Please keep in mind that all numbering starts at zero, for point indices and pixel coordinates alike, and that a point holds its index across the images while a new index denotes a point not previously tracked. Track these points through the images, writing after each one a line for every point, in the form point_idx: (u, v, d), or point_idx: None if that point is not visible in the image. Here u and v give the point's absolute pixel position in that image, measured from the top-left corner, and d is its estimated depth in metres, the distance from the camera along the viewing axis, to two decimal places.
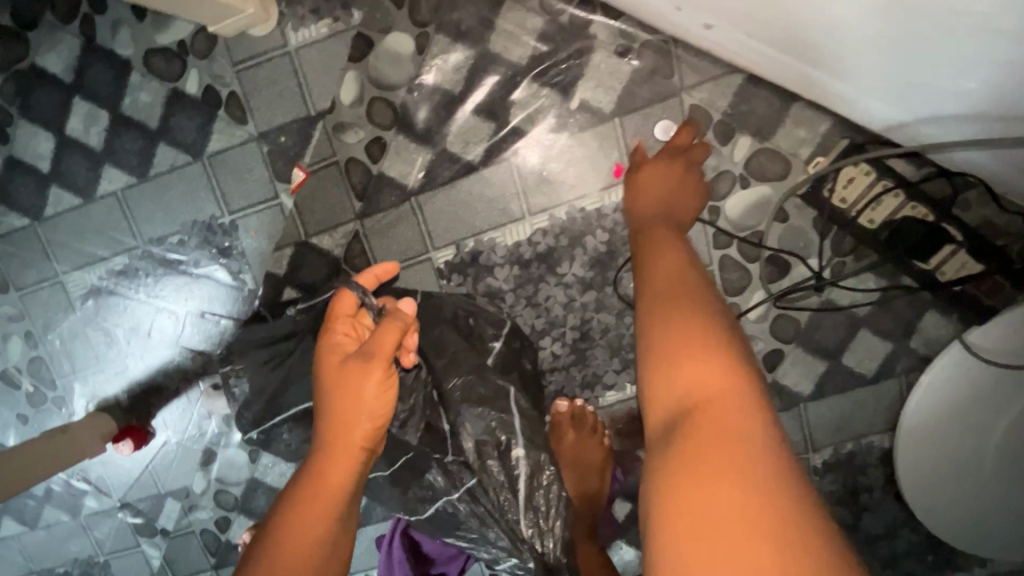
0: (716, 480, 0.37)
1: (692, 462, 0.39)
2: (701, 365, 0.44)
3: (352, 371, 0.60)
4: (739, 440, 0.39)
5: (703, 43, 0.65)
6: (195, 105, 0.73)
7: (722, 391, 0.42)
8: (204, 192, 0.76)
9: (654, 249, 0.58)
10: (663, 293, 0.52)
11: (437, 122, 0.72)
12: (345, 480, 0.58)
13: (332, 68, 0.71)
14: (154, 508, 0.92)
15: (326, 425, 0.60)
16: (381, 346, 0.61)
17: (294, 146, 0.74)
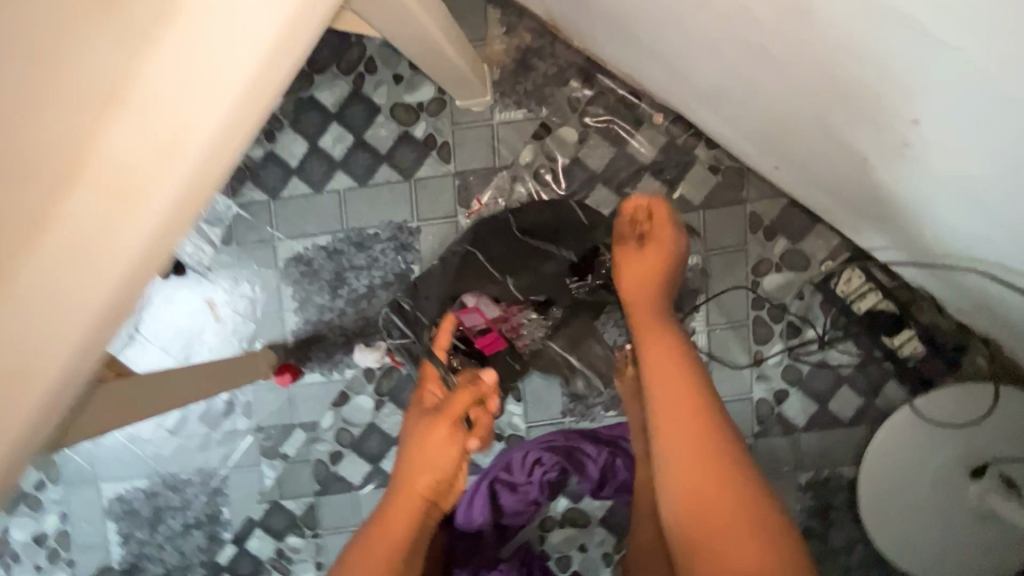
0: (725, 521, 0.60)
1: (701, 505, 0.62)
2: (694, 407, 0.67)
3: (427, 427, 0.80)
4: (727, 483, 0.62)
5: (768, 176, 1.00)
6: (418, 145, 1.05)
7: (723, 450, 0.65)
8: (403, 203, 1.07)
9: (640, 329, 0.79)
10: (655, 356, 0.73)
11: (580, 189, 1.05)
12: (410, 523, 0.75)
13: (519, 139, 1.04)
14: (283, 435, 1.15)
15: (408, 468, 0.79)
16: (457, 405, 0.82)
17: (478, 185, 1.06)
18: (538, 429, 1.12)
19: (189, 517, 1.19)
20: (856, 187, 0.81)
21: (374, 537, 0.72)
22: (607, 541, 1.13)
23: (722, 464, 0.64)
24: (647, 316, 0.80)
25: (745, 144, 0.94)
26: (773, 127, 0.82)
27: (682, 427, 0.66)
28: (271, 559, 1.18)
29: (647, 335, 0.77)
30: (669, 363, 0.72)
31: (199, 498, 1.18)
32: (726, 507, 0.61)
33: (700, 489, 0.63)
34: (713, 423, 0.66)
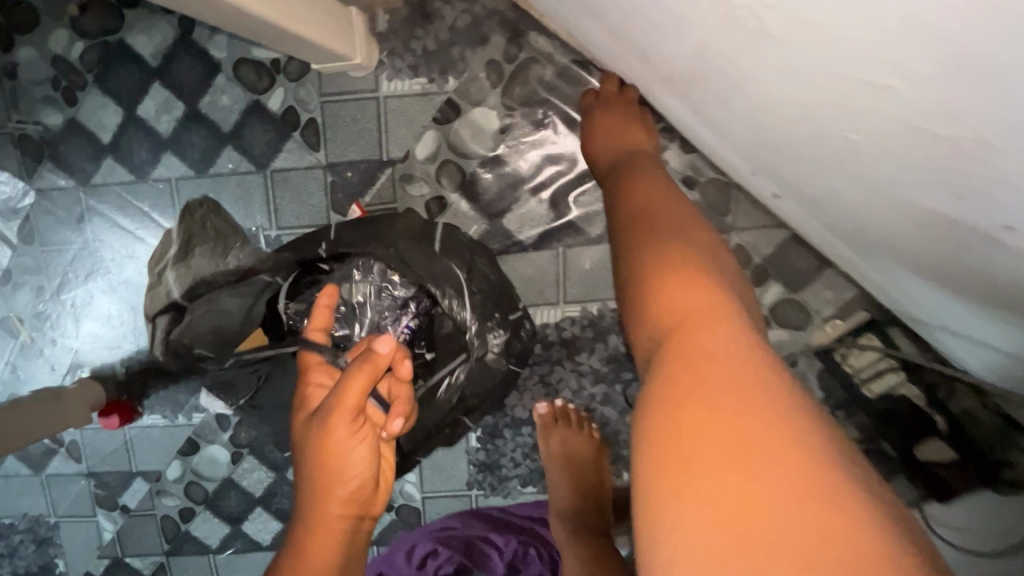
0: (716, 359, 0.32)
1: (679, 413, 0.31)
2: (679, 277, 0.39)
3: (316, 433, 0.53)
4: (743, 386, 0.31)
5: (765, 201, 0.70)
6: (274, 122, 0.74)
7: (708, 313, 0.36)
8: (256, 202, 0.77)
9: (625, 181, 0.54)
10: (679, 287, 0.38)
11: (500, 198, 0.75)
12: (331, 554, 0.54)
13: (416, 122, 0.73)
14: (121, 484, 0.92)
15: (308, 487, 0.55)
16: (345, 401, 0.53)
17: (358, 184, 0.76)
18: (436, 501, 0.88)
19: (16, 567, 0.98)
20: (890, 247, 0.52)
21: None
22: None
23: (785, 424, 0.29)
24: (680, 223, 0.45)
25: (732, 156, 0.63)
26: (771, 145, 0.51)
27: (723, 386, 0.31)
28: None
29: (672, 245, 0.43)
30: (706, 297, 0.37)
31: (26, 548, 0.97)
32: (778, 437, 0.28)
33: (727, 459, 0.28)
34: (708, 284, 0.38)
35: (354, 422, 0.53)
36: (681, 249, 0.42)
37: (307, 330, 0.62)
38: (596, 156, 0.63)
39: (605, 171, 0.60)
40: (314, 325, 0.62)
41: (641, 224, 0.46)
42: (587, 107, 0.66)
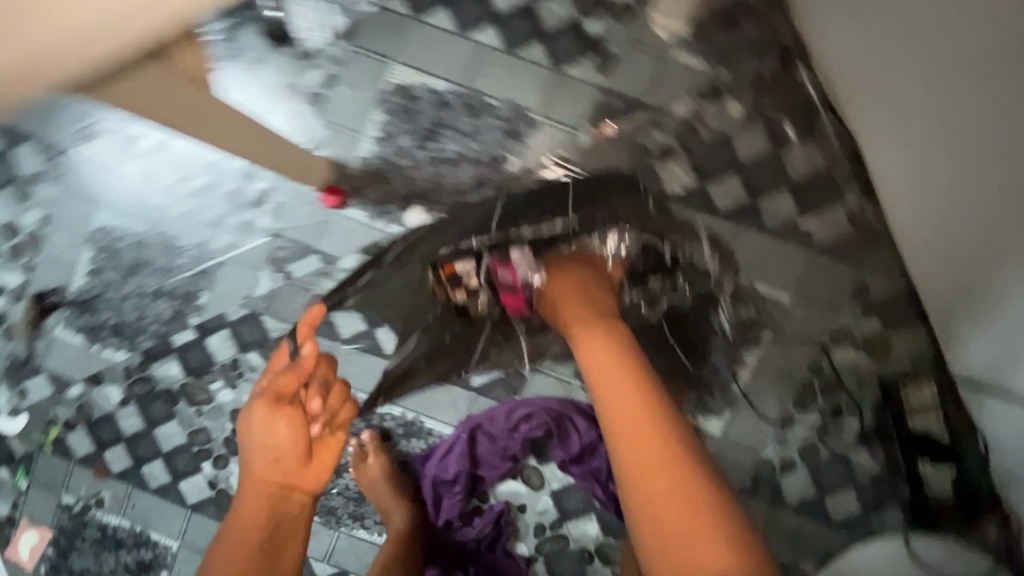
0: (663, 476, 0.62)
1: (655, 508, 0.61)
2: (640, 431, 0.66)
3: (250, 433, 0.81)
4: (678, 487, 0.61)
5: (903, 243, 0.91)
6: (583, 39, 0.96)
7: (655, 458, 0.63)
8: (537, 90, 0.98)
9: (589, 349, 0.75)
10: (609, 381, 0.71)
11: (714, 169, 0.97)
12: (259, 518, 0.78)
13: (683, 88, 0.96)
14: (298, 253, 1.08)
15: (234, 517, 0.80)
16: (284, 410, 0.81)
17: (619, 111, 0.97)
18: (542, 375, 1.05)
19: (168, 283, 1.12)
20: (983, 277, 0.76)
21: (231, 536, 0.78)
22: (548, 512, 1.08)
23: (685, 481, 0.61)
24: (618, 384, 0.70)
25: (895, 201, 0.89)
26: (943, 182, 0.77)
27: (650, 458, 0.63)
28: (224, 364, 1.12)
29: (615, 368, 0.72)
30: (636, 415, 0.67)
31: (186, 271, 1.11)
32: (683, 491, 0.61)
33: (661, 502, 0.61)
34: (653, 422, 0.66)
35: (285, 410, 0.81)
36: (633, 394, 0.69)
37: (296, 327, 0.90)
38: (556, 289, 0.82)
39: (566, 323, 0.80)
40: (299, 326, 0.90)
41: (624, 384, 0.70)
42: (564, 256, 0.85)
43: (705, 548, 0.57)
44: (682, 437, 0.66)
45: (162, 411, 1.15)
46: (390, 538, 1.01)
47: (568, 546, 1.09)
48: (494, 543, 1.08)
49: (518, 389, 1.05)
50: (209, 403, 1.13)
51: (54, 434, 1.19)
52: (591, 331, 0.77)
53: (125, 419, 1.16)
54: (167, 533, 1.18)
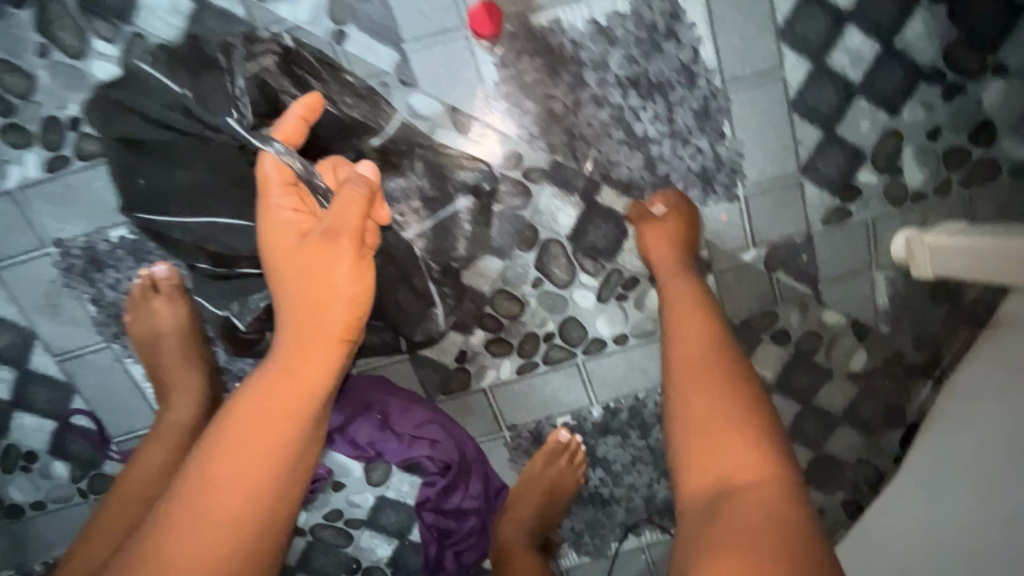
0: (735, 435, 0.53)
1: (715, 519, 0.47)
2: (706, 400, 0.56)
3: (319, 249, 0.59)
4: (762, 493, 0.48)
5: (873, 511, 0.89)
6: (846, 178, 0.77)
7: (756, 470, 0.50)
8: (767, 171, 0.76)
9: (672, 303, 0.66)
10: (686, 324, 0.63)
11: (789, 384, 0.87)
12: (327, 372, 0.58)
13: (851, 304, 0.83)
14: (376, 28, 0.68)
15: (264, 376, 0.57)
16: (345, 226, 0.60)
17: (793, 267, 0.81)
18: (481, 400, 0.84)
19: None
20: None
21: (236, 417, 0.54)
22: (356, 509, 0.88)
23: (755, 449, 0.51)
24: (698, 328, 0.63)
25: (909, 471, 0.83)
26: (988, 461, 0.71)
27: (711, 420, 0.55)
28: (141, 38, 0.67)
29: (690, 316, 0.64)
30: (698, 346, 0.61)
31: None
32: (758, 470, 0.50)
33: (721, 453, 0.52)
34: (723, 363, 0.59)
35: (319, 239, 0.59)
36: (706, 342, 0.61)
37: (271, 131, 0.63)
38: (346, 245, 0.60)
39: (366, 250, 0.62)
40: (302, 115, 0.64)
41: (688, 358, 0.60)
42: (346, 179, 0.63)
43: (754, 489, 0.48)
44: (760, 389, 0.57)
45: None
46: (145, 466, 0.72)
47: (344, 546, 0.91)
48: None
49: (449, 391, 0.84)
50: (68, 57, 0.67)
51: None
52: (677, 283, 0.68)
53: None
54: None
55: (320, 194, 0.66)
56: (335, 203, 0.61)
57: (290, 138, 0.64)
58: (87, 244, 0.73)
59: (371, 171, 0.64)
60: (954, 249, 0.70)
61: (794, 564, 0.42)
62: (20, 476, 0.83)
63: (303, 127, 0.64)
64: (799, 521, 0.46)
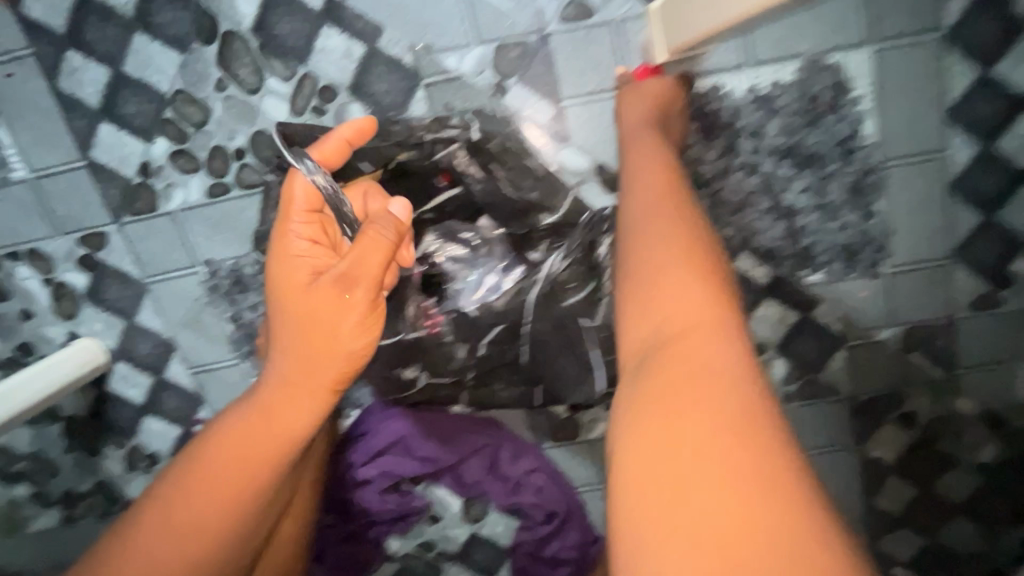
0: (696, 324, 0.35)
1: (660, 404, 0.32)
2: (669, 243, 0.40)
3: (324, 292, 0.55)
4: (719, 379, 0.32)
5: None
6: (1001, 265, 0.73)
7: (718, 331, 0.34)
8: (916, 251, 0.73)
9: (633, 163, 0.53)
10: (642, 188, 0.48)
11: (908, 468, 0.83)
12: (305, 418, 0.56)
13: (987, 395, 0.79)
14: (537, 84, 0.69)
15: (246, 408, 0.57)
16: (360, 274, 0.55)
17: (930, 350, 0.77)
18: (588, 450, 0.84)
19: None
20: None
21: (212, 445, 0.55)
22: (449, 542, 0.89)
23: (737, 344, 0.34)
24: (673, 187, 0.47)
25: None
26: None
27: (673, 260, 0.39)
28: (313, 79, 0.70)
29: (647, 186, 0.48)
30: (658, 199, 0.45)
31: None
32: (716, 354, 0.33)
33: (659, 307, 0.37)
34: (690, 226, 0.42)
35: (327, 284, 0.55)
36: (676, 208, 0.44)
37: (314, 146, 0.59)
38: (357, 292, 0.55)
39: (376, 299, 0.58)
40: (347, 138, 0.61)
41: (661, 203, 0.45)
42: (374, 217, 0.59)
43: (681, 362, 0.33)
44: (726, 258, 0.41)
45: (172, 26, 0.69)
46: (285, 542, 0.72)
47: None
48: (376, 524, 0.84)
49: (558, 438, 0.84)
50: (244, 92, 0.70)
51: None
52: (645, 153, 0.55)
53: None
54: (23, 153, 0.73)
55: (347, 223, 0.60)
56: (356, 246, 0.56)
57: (328, 156, 0.60)
58: (235, 267, 0.76)
59: (401, 212, 0.59)
60: None
61: (772, 460, 0.29)
62: (140, 475, 0.87)
63: (345, 151, 0.61)
64: (746, 394, 0.31)
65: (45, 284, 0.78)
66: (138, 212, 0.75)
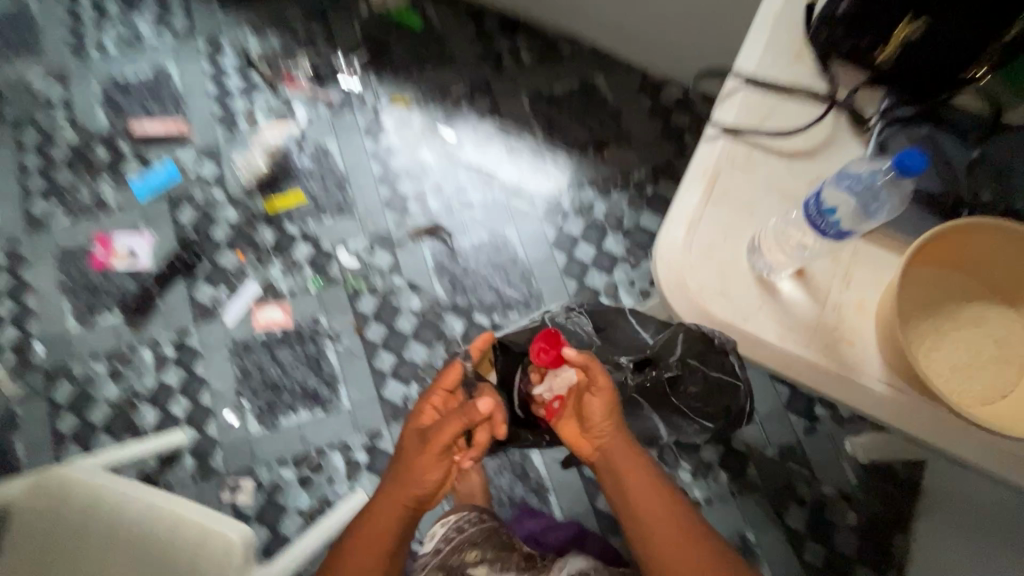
0: (639, 482, 0.88)
1: (647, 528, 0.86)
2: (628, 463, 0.89)
3: (415, 446, 0.88)
4: (663, 509, 0.86)
5: None
6: (812, 410, 1.54)
7: (654, 495, 0.87)
8: (769, 406, 1.55)
9: (594, 390, 0.89)
10: (598, 406, 0.89)
11: (815, 534, 1.46)
12: (390, 525, 0.86)
13: (838, 482, 1.50)
14: None
15: (357, 522, 0.88)
16: (441, 438, 0.85)
17: (798, 458, 1.51)
18: None
19: (505, 290, 1.67)
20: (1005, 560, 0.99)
21: (353, 534, 0.87)
22: None
23: (659, 487, 0.88)
24: (606, 409, 0.89)
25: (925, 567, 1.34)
26: (995, 516, 1.18)
27: (626, 464, 0.89)
28: None
29: (599, 406, 0.89)
30: (599, 410, 0.89)
31: (520, 294, 1.67)
32: (662, 501, 0.86)
33: (636, 512, 0.87)
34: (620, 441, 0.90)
35: (413, 441, 0.88)
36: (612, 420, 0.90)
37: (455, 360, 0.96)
38: (439, 441, 0.85)
39: (444, 447, 0.86)
40: (477, 347, 0.98)
41: (606, 423, 0.90)
42: (468, 411, 0.87)
43: (644, 508, 0.86)
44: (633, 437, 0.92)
45: (425, 337, 1.63)
46: None
47: None
48: None
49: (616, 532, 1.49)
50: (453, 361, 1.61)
51: (357, 285, 1.68)
52: (579, 376, 0.92)
53: (403, 320, 1.65)
54: (350, 395, 1.59)
55: (469, 392, 0.96)
56: (447, 419, 0.87)
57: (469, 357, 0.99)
58: None
59: (483, 408, 0.86)
60: (868, 440, 1.45)
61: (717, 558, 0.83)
62: None
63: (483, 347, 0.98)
64: (670, 506, 0.87)
65: (345, 462, 1.54)
66: (398, 419, 1.57)
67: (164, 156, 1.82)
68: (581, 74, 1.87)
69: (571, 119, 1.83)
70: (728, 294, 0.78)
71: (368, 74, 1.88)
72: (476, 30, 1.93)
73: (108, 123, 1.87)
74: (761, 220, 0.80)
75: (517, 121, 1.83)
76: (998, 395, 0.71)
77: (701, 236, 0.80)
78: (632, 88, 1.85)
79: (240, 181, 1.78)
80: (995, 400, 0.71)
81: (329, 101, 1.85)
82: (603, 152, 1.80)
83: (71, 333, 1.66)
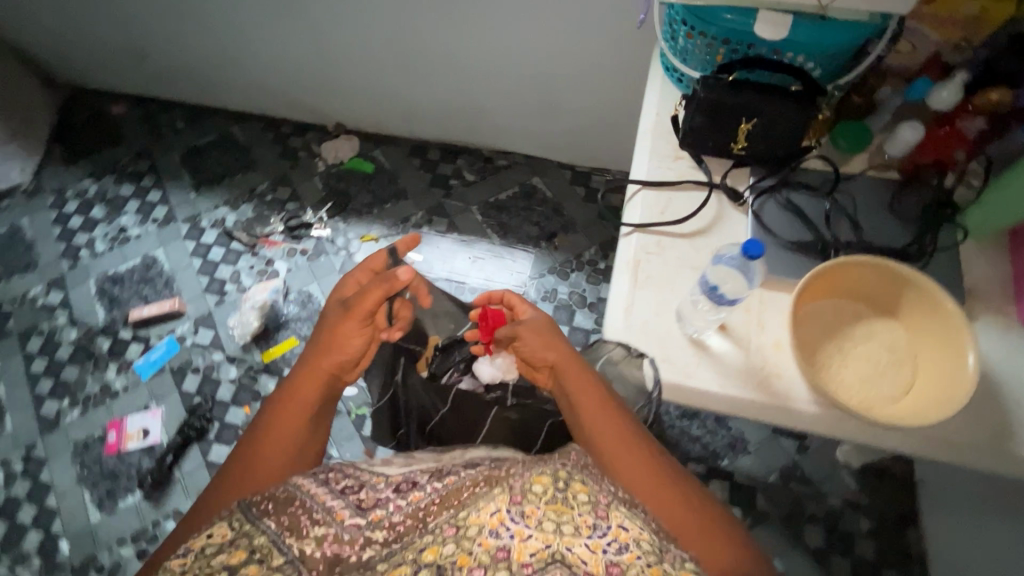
0: (580, 378, 0.96)
1: (588, 412, 0.92)
2: (568, 361, 0.98)
3: (336, 321, 0.98)
4: (598, 396, 0.93)
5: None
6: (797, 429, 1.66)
7: (591, 385, 0.95)
8: (758, 434, 1.66)
9: (528, 322, 1.04)
10: (532, 328, 1.02)
11: (836, 547, 1.53)
12: (313, 391, 0.93)
13: (841, 491, 1.59)
14: None
15: (279, 394, 0.94)
16: (363, 304, 0.97)
17: (798, 478, 1.61)
18: None
19: None
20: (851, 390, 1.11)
21: (279, 406, 0.92)
22: None
23: (595, 383, 0.96)
24: (541, 329, 1.02)
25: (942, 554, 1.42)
26: (992, 491, 1.27)
27: (565, 366, 0.98)
28: None
29: (533, 327, 1.02)
30: (536, 334, 1.01)
31: None
32: (595, 391, 0.94)
33: (582, 401, 0.93)
34: (561, 348, 1.00)
35: (334, 309, 1.00)
36: (550, 337, 1.01)
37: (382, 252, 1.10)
38: (366, 306, 0.97)
39: (373, 307, 0.98)
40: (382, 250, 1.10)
41: (545, 337, 1.01)
42: (392, 278, 0.98)
43: (585, 398, 0.94)
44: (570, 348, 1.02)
45: None
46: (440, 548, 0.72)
47: None
48: None
49: None
50: None
51: (360, 411, 1.79)
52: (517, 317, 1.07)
53: None
54: None
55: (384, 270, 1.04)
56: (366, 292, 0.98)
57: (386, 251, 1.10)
58: None
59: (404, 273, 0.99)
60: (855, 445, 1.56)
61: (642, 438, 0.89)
62: None
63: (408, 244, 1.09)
64: (602, 395, 0.94)
65: None
66: None
67: (162, 333, 1.97)
68: (519, 180, 2.14)
69: (519, 218, 2.07)
70: (670, 359, 0.93)
71: (335, 220, 2.11)
72: (421, 162, 2.21)
73: (106, 314, 2.03)
74: (682, 293, 0.98)
75: (473, 231, 2.06)
76: (904, 392, 0.87)
77: (637, 312, 0.97)
78: (564, 182, 2.12)
79: (235, 340, 1.93)
80: (904, 398, 0.86)
81: (304, 251, 2.06)
82: (554, 240, 2.02)
83: (94, 522, 1.71)
